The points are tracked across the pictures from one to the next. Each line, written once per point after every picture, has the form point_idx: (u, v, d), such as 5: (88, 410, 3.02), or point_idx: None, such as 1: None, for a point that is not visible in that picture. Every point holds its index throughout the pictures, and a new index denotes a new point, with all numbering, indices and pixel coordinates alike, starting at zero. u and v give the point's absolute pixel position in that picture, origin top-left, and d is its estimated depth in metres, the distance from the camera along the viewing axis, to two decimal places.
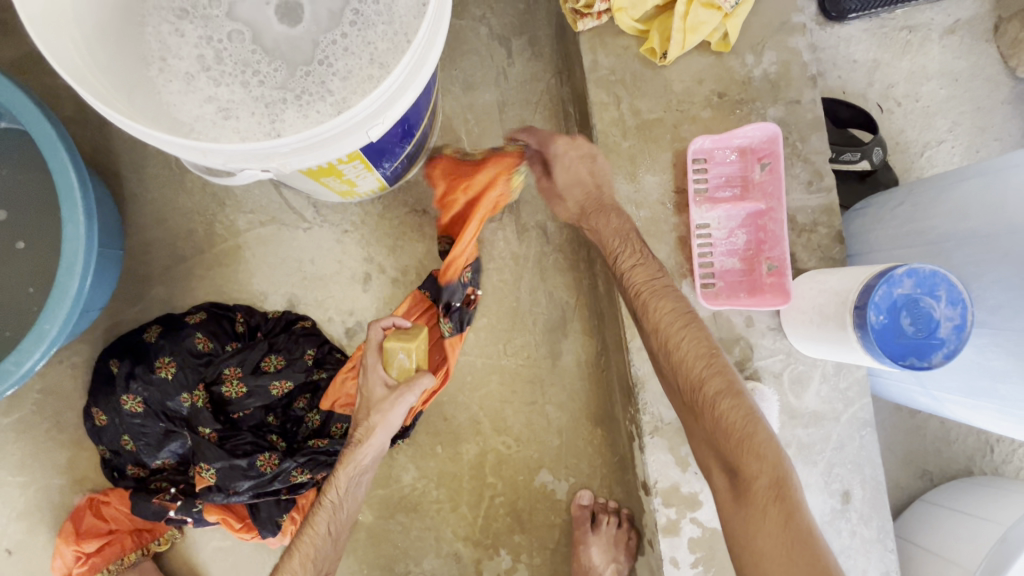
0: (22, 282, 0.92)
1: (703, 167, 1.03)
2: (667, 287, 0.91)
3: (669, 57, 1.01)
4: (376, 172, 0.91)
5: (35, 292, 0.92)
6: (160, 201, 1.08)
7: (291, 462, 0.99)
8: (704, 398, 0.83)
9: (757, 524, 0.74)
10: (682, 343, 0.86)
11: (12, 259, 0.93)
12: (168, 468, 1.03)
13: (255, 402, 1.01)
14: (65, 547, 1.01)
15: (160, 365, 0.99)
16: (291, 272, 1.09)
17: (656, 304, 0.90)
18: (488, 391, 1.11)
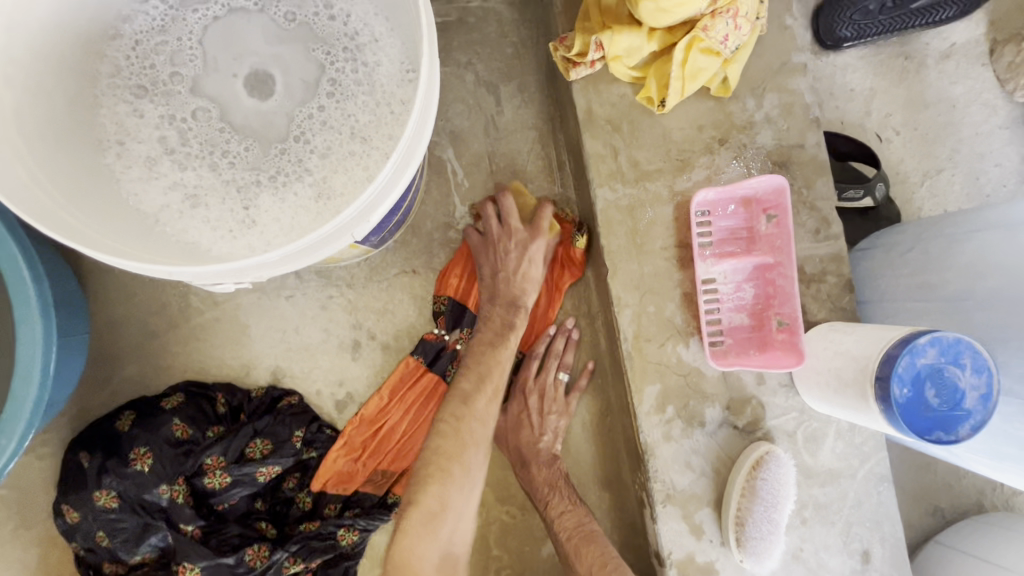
0: None
1: (707, 220, 0.98)
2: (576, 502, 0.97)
3: (668, 105, 0.95)
4: (361, 246, 0.85)
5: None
6: (128, 274, 1.00)
7: (282, 552, 0.93)
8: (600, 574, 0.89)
9: None
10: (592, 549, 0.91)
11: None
12: (149, 562, 0.94)
13: (241, 490, 0.94)
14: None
15: (136, 457, 0.91)
16: (274, 343, 1.03)
17: (585, 548, 0.92)
18: (490, 459, 1.06)
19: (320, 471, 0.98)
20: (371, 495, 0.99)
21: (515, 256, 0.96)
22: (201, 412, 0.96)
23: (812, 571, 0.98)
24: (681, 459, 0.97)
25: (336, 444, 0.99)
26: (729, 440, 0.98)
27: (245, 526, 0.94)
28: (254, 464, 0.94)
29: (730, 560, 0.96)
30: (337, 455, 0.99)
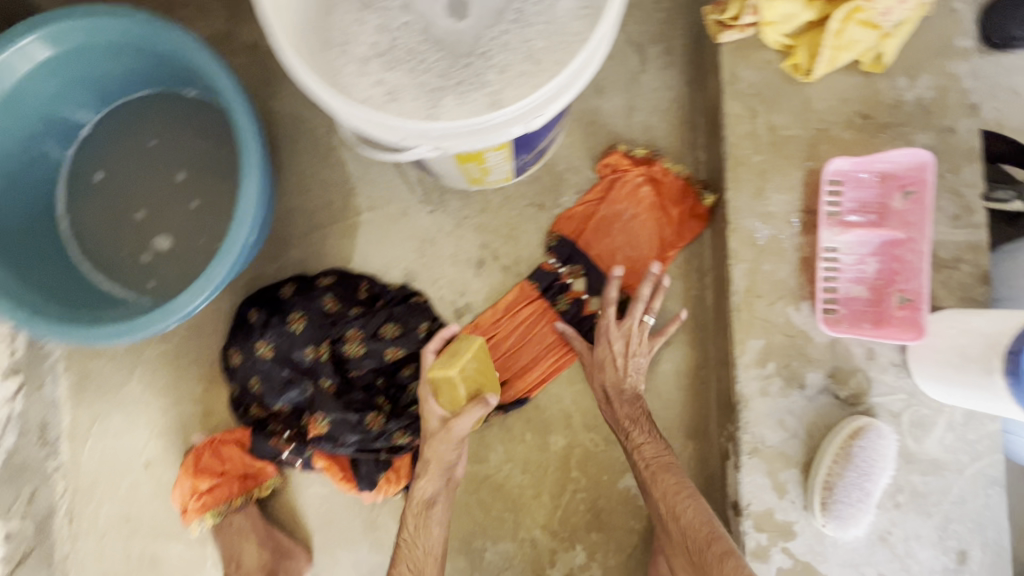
0: (196, 234, 1.11)
1: (838, 189, 0.99)
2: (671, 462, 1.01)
3: (815, 74, 0.99)
4: (511, 163, 0.96)
5: (206, 243, 1.10)
6: (307, 173, 1.19)
7: (395, 424, 1.07)
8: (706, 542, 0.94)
9: None
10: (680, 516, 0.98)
11: (195, 223, 1.11)
12: (284, 413, 1.12)
13: (370, 364, 1.10)
14: (186, 479, 1.13)
15: (293, 318, 1.10)
16: (412, 249, 1.17)
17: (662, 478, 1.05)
18: (583, 387, 1.13)
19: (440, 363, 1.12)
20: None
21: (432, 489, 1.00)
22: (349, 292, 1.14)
23: (899, 557, 0.96)
24: (774, 417, 0.99)
25: None
26: (828, 409, 0.99)
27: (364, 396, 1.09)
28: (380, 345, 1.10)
29: (811, 524, 0.97)
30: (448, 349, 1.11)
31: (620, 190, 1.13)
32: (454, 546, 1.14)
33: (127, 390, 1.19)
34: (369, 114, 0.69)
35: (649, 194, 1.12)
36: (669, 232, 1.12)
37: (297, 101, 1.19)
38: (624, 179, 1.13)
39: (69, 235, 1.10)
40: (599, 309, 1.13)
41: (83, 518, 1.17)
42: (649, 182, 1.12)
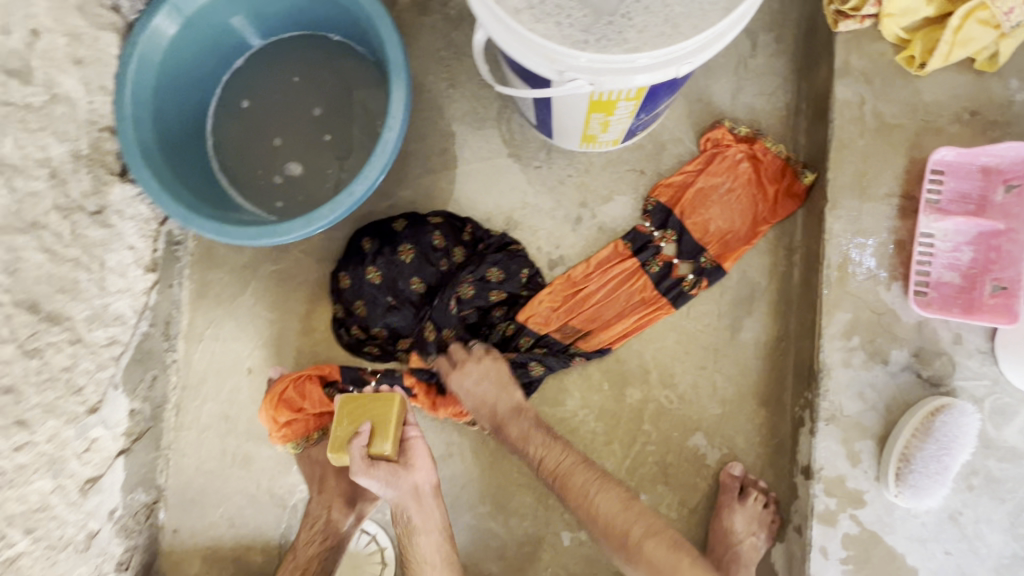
0: (326, 164, 1.22)
1: (940, 178, 1.03)
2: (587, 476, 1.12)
3: (929, 68, 1.04)
4: (629, 121, 1.03)
5: (334, 172, 1.21)
6: (425, 121, 1.29)
7: None
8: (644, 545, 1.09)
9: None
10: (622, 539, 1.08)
11: (325, 154, 1.22)
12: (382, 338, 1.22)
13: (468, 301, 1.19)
14: (266, 409, 1.21)
15: (403, 250, 1.19)
16: (515, 201, 1.26)
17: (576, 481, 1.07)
18: (663, 345, 1.19)
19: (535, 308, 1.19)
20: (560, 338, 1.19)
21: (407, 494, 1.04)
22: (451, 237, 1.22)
23: (967, 538, 0.98)
24: (854, 388, 1.03)
25: (543, 291, 1.20)
26: (910, 386, 1.02)
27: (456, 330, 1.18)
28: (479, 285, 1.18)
29: (881, 495, 1.00)
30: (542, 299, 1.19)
31: (720, 164, 1.19)
32: (524, 481, 1.20)
33: (239, 301, 1.29)
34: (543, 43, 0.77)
35: (747, 171, 1.18)
36: (763, 209, 1.17)
37: (423, 55, 1.30)
38: (725, 154, 1.19)
39: (211, 151, 1.21)
40: (687, 274, 1.18)
41: (188, 412, 1.27)
42: (749, 161, 1.18)
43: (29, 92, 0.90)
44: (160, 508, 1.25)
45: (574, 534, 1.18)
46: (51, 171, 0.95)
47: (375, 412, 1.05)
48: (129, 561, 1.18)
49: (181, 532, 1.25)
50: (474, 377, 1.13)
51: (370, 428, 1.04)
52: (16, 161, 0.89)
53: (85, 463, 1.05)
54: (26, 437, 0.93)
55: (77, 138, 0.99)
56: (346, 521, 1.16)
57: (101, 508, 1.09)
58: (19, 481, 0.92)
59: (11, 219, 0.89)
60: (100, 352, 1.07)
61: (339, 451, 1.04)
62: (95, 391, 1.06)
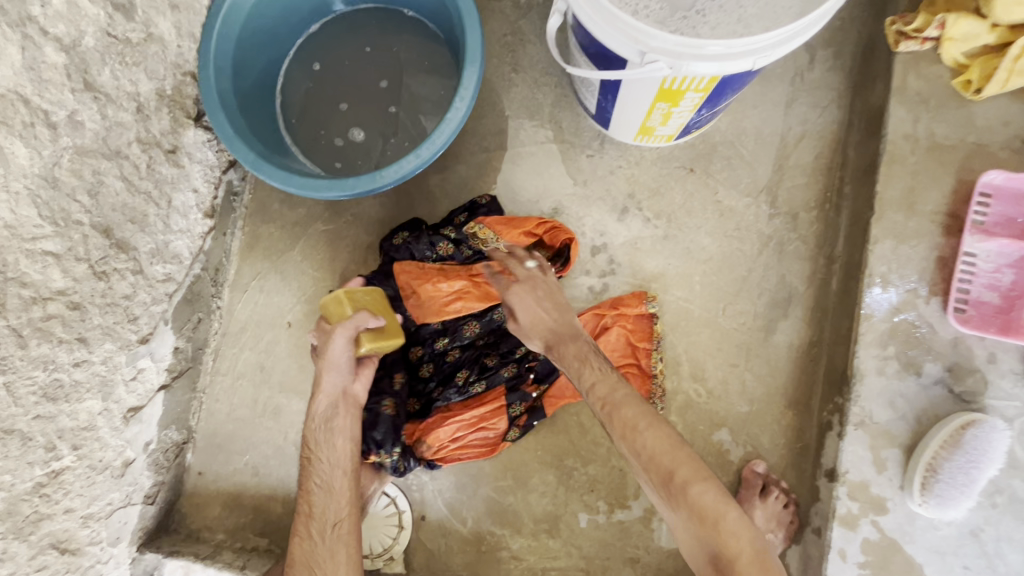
0: (388, 134, 1.26)
1: (988, 201, 1.06)
2: (640, 426, 1.00)
3: (985, 93, 1.07)
4: (691, 116, 1.06)
5: (395, 143, 1.26)
6: (486, 101, 1.33)
7: (469, 391, 1.21)
8: (695, 513, 0.92)
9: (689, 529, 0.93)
10: (703, 493, 0.93)
11: (387, 123, 1.27)
12: None
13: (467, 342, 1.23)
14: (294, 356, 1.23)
15: (441, 248, 1.21)
16: (564, 186, 1.29)
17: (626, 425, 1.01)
18: (697, 340, 1.21)
19: (462, 437, 1.21)
20: (535, 394, 1.21)
21: (324, 441, 1.09)
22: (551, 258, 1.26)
23: (987, 555, 0.99)
24: (886, 397, 1.05)
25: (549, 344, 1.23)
26: (941, 400, 1.04)
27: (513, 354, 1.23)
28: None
29: (904, 504, 1.02)
30: None
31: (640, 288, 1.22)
32: (547, 459, 1.22)
33: (286, 256, 1.33)
34: (631, 19, 0.82)
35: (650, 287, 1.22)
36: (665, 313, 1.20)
37: (491, 40, 1.35)
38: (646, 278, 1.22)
39: (280, 112, 1.28)
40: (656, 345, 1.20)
41: (225, 358, 1.31)
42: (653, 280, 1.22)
43: (130, 28, 0.96)
44: (188, 448, 1.27)
45: (591, 516, 1.20)
46: (138, 105, 1.00)
47: (386, 305, 1.14)
48: (156, 495, 1.20)
49: (206, 476, 1.27)
50: (584, 418, 1.22)
51: (384, 316, 1.12)
52: (111, 91, 0.95)
53: (131, 391, 1.09)
54: (85, 355, 0.97)
55: (163, 78, 1.05)
56: (371, 486, 1.19)
57: (138, 438, 1.12)
58: (73, 397, 0.96)
59: (99, 145, 0.94)
60: (157, 286, 1.11)
61: (341, 312, 1.08)
62: (148, 322, 1.10)
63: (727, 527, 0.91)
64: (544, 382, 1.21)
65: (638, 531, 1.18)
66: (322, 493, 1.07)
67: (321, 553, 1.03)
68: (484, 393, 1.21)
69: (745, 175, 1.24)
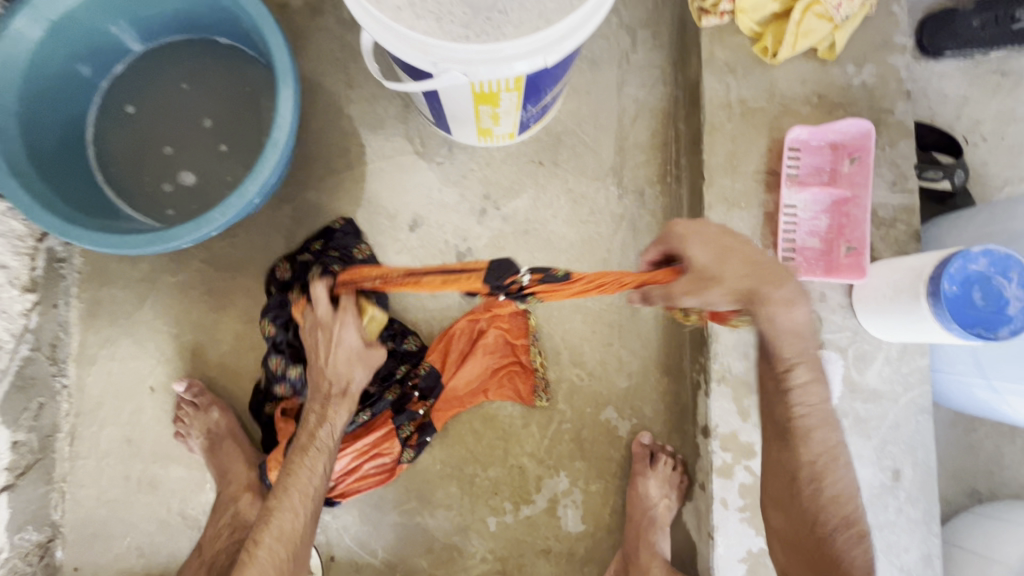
0: (223, 172, 1.19)
1: (797, 154, 1.15)
2: (843, 467, 0.92)
3: (779, 57, 1.16)
4: (519, 112, 1.07)
5: (233, 181, 1.18)
6: (325, 122, 1.30)
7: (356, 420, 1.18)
8: (842, 561, 0.88)
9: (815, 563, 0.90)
10: (847, 545, 0.89)
11: (217, 158, 1.19)
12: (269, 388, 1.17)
13: None
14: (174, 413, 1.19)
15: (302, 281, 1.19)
16: (420, 197, 1.28)
17: (795, 441, 0.92)
18: (572, 328, 1.24)
19: (358, 468, 1.19)
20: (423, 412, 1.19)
21: (327, 432, 1.03)
22: (418, 263, 1.27)
23: None
24: (741, 349, 1.12)
25: (427, 359, 1.21)
26: None
27: (395, 377, 1.20)
28: (413, 351, 1.22)
29: None
30: (437, 358, 1.21)
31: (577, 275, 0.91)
32: (447, 472, 1.22)
33: (135, 317, 1.23)
34: (413, 33, 0.81)
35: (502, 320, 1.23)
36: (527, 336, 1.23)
37: (320, 58, 1.31)
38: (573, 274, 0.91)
39: (93, 164, 1.17)
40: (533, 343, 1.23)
41: (84, 440, 1.20)
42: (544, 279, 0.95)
43: None
44: (56, 546, 1.17)
45: (499, 518, 1.20)
46: None
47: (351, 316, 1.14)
48: None
49: (83, 570, 1.17)
50: (478, 428, 1.22)
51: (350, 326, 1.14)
52: None
53: None
54: None
55: None
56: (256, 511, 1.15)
57: None
58: None
59: None
60: None
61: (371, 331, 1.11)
62: None
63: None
64: (429, 398, 1.19)
65: (545, 522, 1.20)
66: (316, 479, 1.02)
67: (299, 541, 0.99)
68: (371, 419, 1.19)
69: (591, 162, 1.28)
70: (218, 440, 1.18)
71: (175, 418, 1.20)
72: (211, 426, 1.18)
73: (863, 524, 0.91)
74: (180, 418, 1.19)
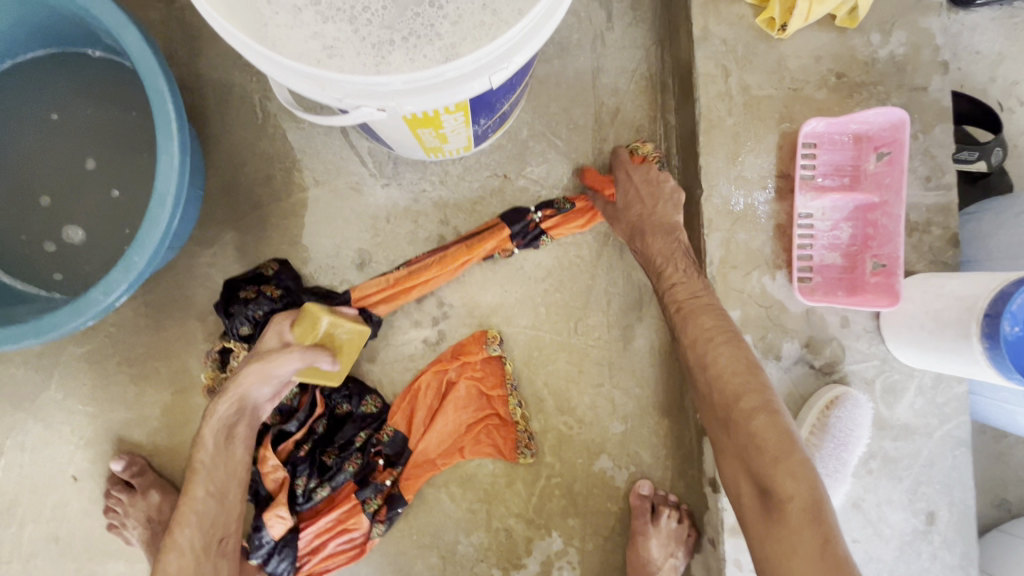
0: (118, 224, 0.97)
1: (813, 151, 0.95)
2: (731, 341, 0.84)
3: (789, 30, 0.93)
4: (470, 128, 0.85)
5: (131, 234, 0.96)
6: (242, 145, 1.07)
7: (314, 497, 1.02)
8: (749, 439, 0.77)
9: (746, 447, 0.77)
10: (765, 426, 0.76)
11: (106, 204, 0.97)
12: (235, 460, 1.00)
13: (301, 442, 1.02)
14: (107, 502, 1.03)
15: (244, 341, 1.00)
16: (364, 228, 1.07)
17: (700, 321, 0.86)
18: (555, 369, 1.08)
19: (321, 548, 1.03)
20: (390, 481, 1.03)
21: (250, 394, 0.91)
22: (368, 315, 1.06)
23: (872, 523, 0.96)
24: None
25: (389, 419, 1.05)
26: (804, 379, 0.97)
27: (356, 444, 1.03)
28: (373, 414, 1.05)
29: None
30: (400, 419, 1.05)
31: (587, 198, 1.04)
32: (426, 541, 1.08)
33: (44, 397, 1.05)
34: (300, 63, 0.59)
35: (471, 367, 1.06)
36: (505, 384, 1.06)
37: (228, 64, 1.07)
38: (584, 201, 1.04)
39: None
40: (511, 391, 1.05)
41: (4, 542, 1.04)
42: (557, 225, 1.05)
43: None
44: None
45: None
46: None
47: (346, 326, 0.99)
48: None
49: None
50: (457, 491, 1.08)
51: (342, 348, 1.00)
52: None
53: None
54: None
55: None
56: None
57: None
58: None
59: None
60: None
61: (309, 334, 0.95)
62: None
63: (790, 453, 0.74)
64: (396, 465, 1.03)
65: None
66: (259, 386, 0.90)
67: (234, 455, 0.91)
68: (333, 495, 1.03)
69: (566, 170, 1.07)
70: (159, 529, 1.02)
71: (107, 507, 1.03)
72: (149, 514, 1.02)
73: (762, 392, 0.79)
74: (110, 505, 1.03)
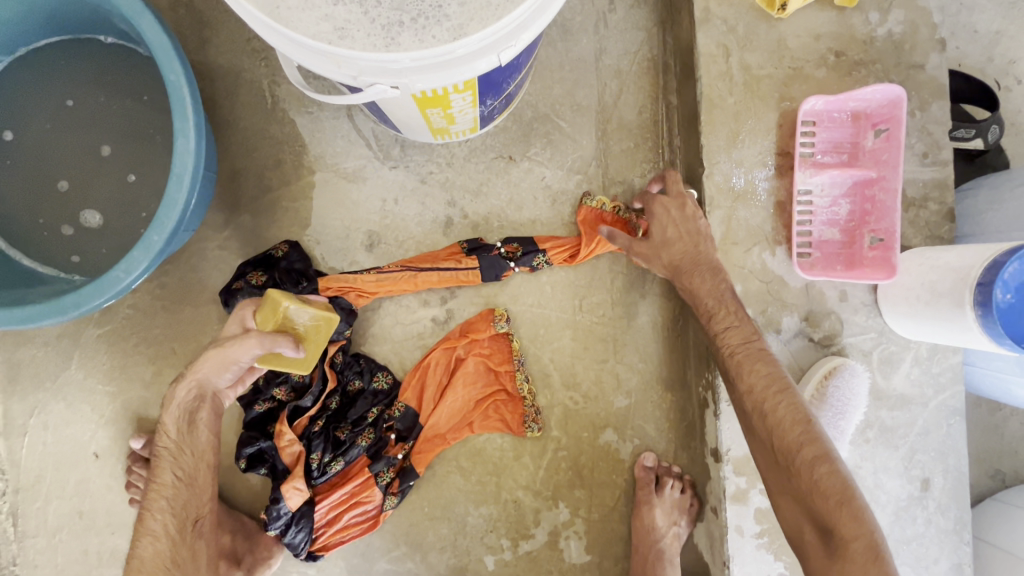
0: (135, 207, 0.99)
1: (812, 129, 0.97)
2: (784, 390, 0.84)
3: (789, 9, 0.95)
4: (477, 108, 0.87)
5: (147, 217, 0.99)
6: (252, 130, 1.09)
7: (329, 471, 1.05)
8: (810, 487, 0.77)
9: (801, 495, 0.77)
10: (831, 474, 0.76)
11: (122, 188, 0.99)
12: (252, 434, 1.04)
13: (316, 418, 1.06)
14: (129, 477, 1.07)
15: None
16: (373, 211, 1.10)
17: (751, 366, 0.86)
18: (560, 346, 1.11)
19: (336, 520, 1.06)
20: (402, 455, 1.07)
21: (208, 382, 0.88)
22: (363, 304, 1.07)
23: (868, 490, 0.99)
24: None
25: (400, 396, 1.08)
26: (803, 352, 0.99)
27: (367, 418, 1.07)
28: (385, 391, 1.08)
29: None
30: (411, 395, 1.08)
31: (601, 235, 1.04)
32: (437, 513, 1.11)
33: (65, 378, 1.08)
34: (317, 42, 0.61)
35: (479, 344, 1.09)
36: (512, 361, 1.08)
37: (237, 50, 1.09)
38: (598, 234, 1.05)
39: None
40: (518, 369, 1.08)
41: (31, 517, 1.08)
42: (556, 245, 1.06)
43: None
44: None
45: (497, 557, 1.11)
46: None
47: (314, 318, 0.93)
48: None
49: None
50: (467, 464, 1.11)
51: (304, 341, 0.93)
52: None
53: None
54: None
55: None
56: None
57: None
58: None
59: None
60: None
61: (271, 319, 0.89)
62: None
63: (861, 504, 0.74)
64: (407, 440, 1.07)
65: (548, 556, 1.11)
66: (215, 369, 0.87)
67: (196, 437, 0.88)
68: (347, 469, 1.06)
69: (570, 151, 1.09)
70: None
71: (129, 482, 1.07)
72: None
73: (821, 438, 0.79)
74: (132, 481, 1.06)
